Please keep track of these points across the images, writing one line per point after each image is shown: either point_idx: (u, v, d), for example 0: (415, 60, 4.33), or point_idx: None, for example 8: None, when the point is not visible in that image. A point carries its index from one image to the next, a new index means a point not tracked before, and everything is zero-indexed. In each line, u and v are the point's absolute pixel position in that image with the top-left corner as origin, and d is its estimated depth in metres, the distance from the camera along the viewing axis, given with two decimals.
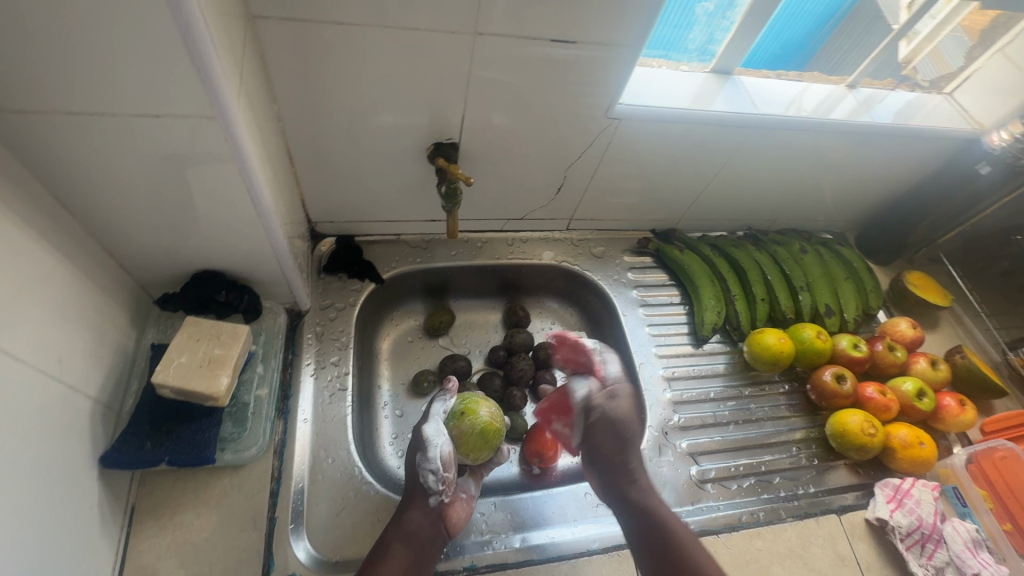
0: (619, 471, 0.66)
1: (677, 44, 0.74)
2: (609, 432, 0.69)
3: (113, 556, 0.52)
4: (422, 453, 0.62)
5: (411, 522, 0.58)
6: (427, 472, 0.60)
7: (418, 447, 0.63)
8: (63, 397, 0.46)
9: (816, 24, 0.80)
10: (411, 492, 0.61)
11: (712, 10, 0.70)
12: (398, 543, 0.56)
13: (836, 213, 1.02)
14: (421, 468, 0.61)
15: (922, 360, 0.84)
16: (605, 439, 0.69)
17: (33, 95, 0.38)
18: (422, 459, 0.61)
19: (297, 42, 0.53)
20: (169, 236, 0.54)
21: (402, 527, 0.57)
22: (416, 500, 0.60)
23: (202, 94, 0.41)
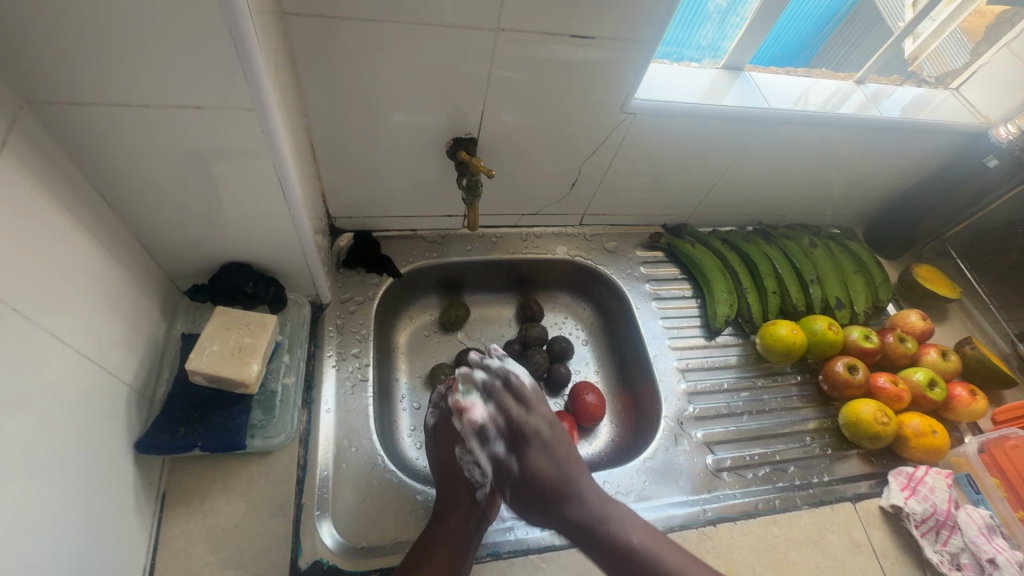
0: (558, 496, 0.58)
1: (689, 43, 0.76)
2: (544, 452, 0.61)
3: (147, 539, 0.53)
4: (460, 447, 0.64)
5: (454, 518, 0.58)
6: (471, 467, 0.62)
7: (454, 440, 0.65)
8: (102, 381, 0.47)
9: (816, 26, 0.82)
10: (449, 486, 0.62)
11: (725, 8, 0.71)
12: (444, 540, 0.56)
13: (844, 208, 1.03)
14: (464, 463, 0.63)
15: (933, 351, 0.85)
16: (542, 460, 0.60)
17: (83, 86, 0.39)
18: (464, 451, 0.64)
19: (326, 38, 0.55)
20: (201, 228, 0.55)
21: (446, 524, 0.58)
22: (461, 493, 0.61)
23: (243, 86, 0.42)
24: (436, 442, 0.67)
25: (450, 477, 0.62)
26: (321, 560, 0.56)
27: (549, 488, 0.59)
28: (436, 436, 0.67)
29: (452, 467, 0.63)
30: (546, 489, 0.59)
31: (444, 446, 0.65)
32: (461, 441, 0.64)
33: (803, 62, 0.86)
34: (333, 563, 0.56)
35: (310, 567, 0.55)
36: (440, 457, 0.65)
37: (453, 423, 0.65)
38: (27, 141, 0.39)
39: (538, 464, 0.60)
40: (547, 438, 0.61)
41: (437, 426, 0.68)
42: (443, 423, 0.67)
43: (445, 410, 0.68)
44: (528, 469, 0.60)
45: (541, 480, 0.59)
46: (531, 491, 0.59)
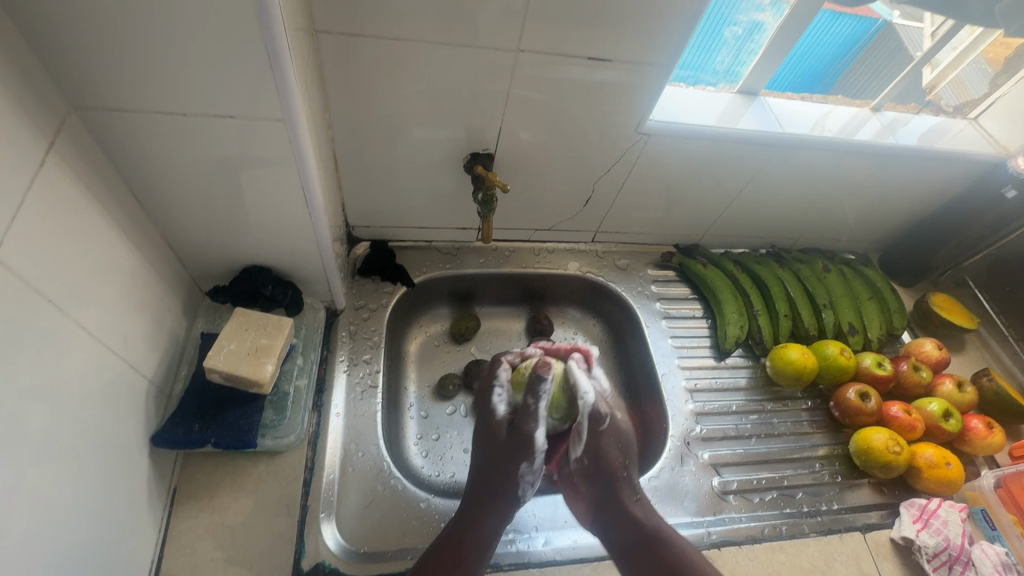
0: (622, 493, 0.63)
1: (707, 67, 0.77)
2: (615, 448, 0.65)
3: (156, 532, 0.54)
4: (528, 463, 0.61)
5: (495, 527, 0.59)
6: (526, 484, 0.62)
7: (523, 454, 0.61)
8: (123, 374, 0.48)
9: (836, 54, 0.83)
10: (499, 489, 0.61)
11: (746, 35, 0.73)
12: (484, 556, 0.57)
13: (860, 234, 1.03)
14: (522, 480, 0.62)
15: (948, 382, 0.84)
16: (611, 455, 0.65)
17: (126, 95, 0.42)
18: (528, 467, 0.62)
19: (352, 54, 0.57)
20: (226, 231, 0.57)
21: (487, 535, 0.58)
22: (508, 493, 0.61)
23: (273, 97, 0.44)
24: (497, 440, 0.63)
25: (502, 479, 0.61)
26: (323, 563, 0.56)
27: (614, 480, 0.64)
28: (501, 439, 0.63)
29: (510, 472, 0.61)
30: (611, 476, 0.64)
31: (508, 450, 0.61)
32: (533, 455, 0.61)
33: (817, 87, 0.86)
34: (334, 566, 0.57)
35: (313, 569, 0.56)
36: (499, 456, 0.62)
37: (534, 434, 0.61)
38: (73, 143, 0.41)
39: (614, 450, 0.65)
40: (617, 430, 0.67)
41: (508, 423, 0.63)
42: (517, 427, 0.61)
43: (525, 411, 0.61)
44: (596, 459, 0.65)
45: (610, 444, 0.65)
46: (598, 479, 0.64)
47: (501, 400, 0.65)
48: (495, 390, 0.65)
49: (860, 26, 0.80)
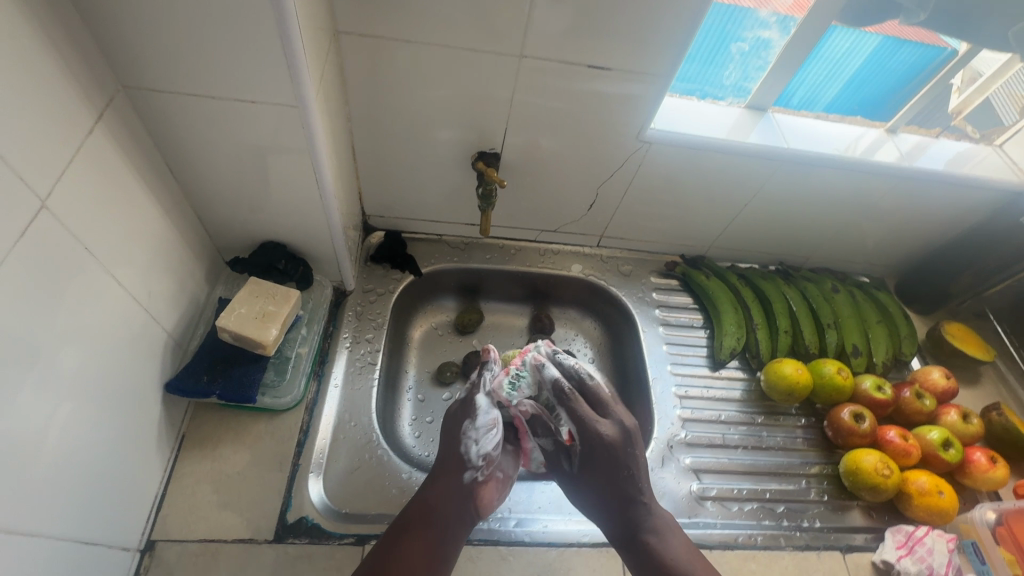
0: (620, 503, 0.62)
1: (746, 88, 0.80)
2: (607, 462, 0.63)
3: (162, 472, 0.60)
4: (470, 421, 0.66)
5: (443, 499, 0.60)
6: (470, 442, 0.65)
7: (466, 413, 0.67)
8: (145, 325, 0.55)
9: (897, 83, 0.83)
10: (448, 463, 0.64)
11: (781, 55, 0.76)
12: (429, 527, 0.57)
13: (876, 256, 1.01)
14: (466, 437, 0.65)
15: (953, 412, 0.81)
16: (598, 469, 0.63)
17: (164, 78, 0.48)
18: (472, 426, 0.66)
19: (370, 53, 0.62)
20: (247, 207, 0.63)
21: (430, 501, 0.60)
22: (452, 472, 0.63)
23: (289, 87, 0.50)
24: (450, 415, 0.69)
25: (450, 451, 0.65)
26: (306, 518, 0.61)
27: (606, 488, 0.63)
28: (452, 412, 0.69)
29: (456, 437, 0.66)
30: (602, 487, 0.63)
31: (456, 417, 0.68)
32: (473, 414, 0.66)
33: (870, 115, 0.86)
34: (316, 522, 0.61)
35: (296, 522, 0.61)
36: (449, 429, 0.67)
37: (477, 397, 0.67)
38: (118, 117, 0.48)
39: (611, 458, 0.63)
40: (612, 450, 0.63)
41: (460, 397, 0.70)
42: (465, 395, 0.69)
43: (476, 387, 0.69)
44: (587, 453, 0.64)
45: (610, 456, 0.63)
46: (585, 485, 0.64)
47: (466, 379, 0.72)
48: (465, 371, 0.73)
49: (926, 56, 0.79)
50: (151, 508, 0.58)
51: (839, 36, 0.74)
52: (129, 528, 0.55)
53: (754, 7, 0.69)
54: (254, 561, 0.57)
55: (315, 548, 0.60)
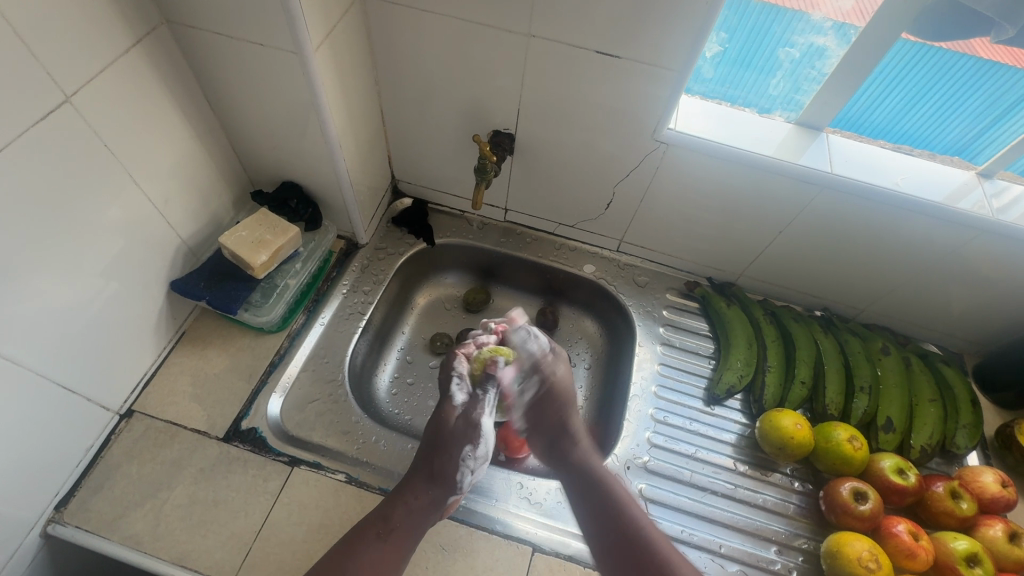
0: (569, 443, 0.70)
1: (930, 138, 0.72)
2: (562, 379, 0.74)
3: (158, 356, 0.70)
4: (470, 447, 0.64)
5: (423, 511, 0.60)
6: (465, 472, 0.63)
7: (466, 438, 0.64)
8: (160, 227, 0.64)
9: None
10: (432, 473, 0.62)
11: (977, 107, 0.67)
12: (408, 538, 0.58)
13: (954, 326, 0.85)
14: (461, 463, 0.63)
15: (998, 526, 0.65)
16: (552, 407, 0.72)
17: (194, 16, 0.56)
18: (470, 454, 0.64)
19: (392, 20, 0.66)
20: (269, 145, 0.71)
21: (411, 509, 0.59)
22: (440, 489, 0.61)
23: (289, 35, 0.55)
24: (443, 429, 0.65)
25: (438, 469, 0.62)
26: (256, 428, 0.68)
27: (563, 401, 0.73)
28: (446, 430, 0.65)
29: (445, 459, 0.63)
30: (557, 401, 0.72)
31: (453, 434, 0.65)
32: (473, 442, 0.64)
33: (971, 161, 0.73)
34: (263, 434, 0.67)
35: (247, 429, 0.67)
36: (440, 445, 0.64)
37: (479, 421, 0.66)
38: (156, 45, 0.57)
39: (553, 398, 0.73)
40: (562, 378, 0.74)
41: (461, 412, 0.67)
42: (468, 415, 0.67)
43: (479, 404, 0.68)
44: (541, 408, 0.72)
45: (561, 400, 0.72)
46: (546, 408, 0.72)
47: (460, 387, 0.70)
48: (453, 381, 0.70)
49: None
50: (139, 383, 0.68)
51: None
52: (114, 393, 0.65)
53: (806, 9, 0.62)
54: (201, 451, 0.65)
55: (253, 456, 0.65)
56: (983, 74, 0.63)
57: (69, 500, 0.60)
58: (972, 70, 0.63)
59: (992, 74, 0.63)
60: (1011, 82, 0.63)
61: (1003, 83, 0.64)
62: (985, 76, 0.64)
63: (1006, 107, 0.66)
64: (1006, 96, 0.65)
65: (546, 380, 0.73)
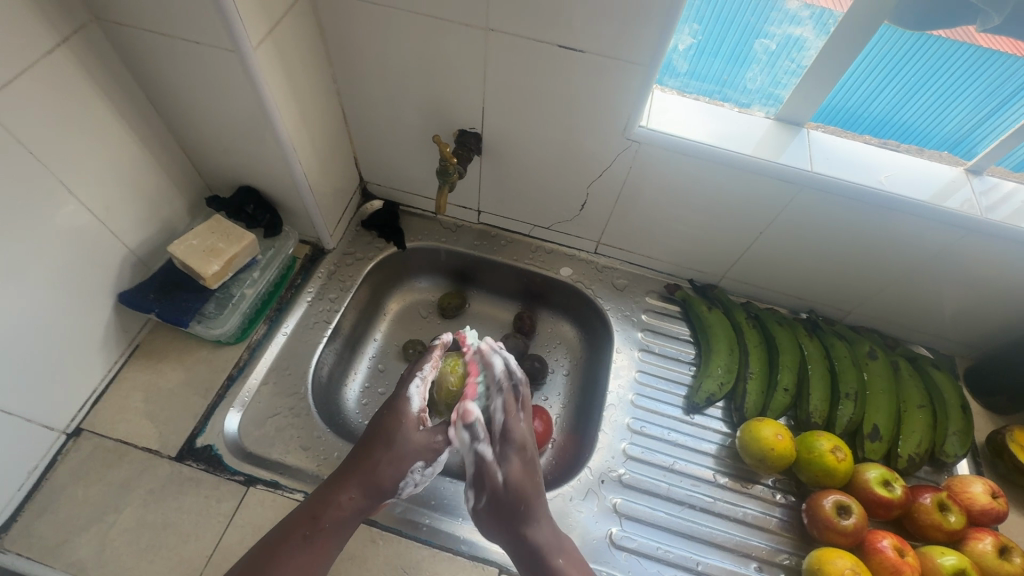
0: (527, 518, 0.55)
1: (925, 130, 0.68)
2: (524, 466, 0.56)
3: (109, 371, 0.67)
4: (422, 468, 0.57)
5: (359, 513, 0.55)
6: (409, 484, 0.58)
7: (420, 456, 0.57)
8: (104, 237, 0.61)
9: None
10: (376, 481, 0.56)
11: (976, 97, 0.63)
12: (336, 535, 0.54)
13: (944, 327, 0.81)
14: (409, 476, 0.57)
15: (987, 539, 0.62)
16: (515, 473, 0.56)
17: (126, 15, 0.53)
18: (419, 469, 0.57)
19: (344, 17, 0.63)
20: (221, 148, 0.68)
21: (346, 510, 0.54)
22: (376, 501, 0.56)
23: (227, 34, 0.52)
24: (389, 430, 0.57)
25: (383, 477, 0.56)
26: (211, 446, 0.65)
27: (522, 504, 0.55)
28: (397, 439, 0.57)
29: (392, 465, 0.56)
30: (517, 505, 0.55)
31: (403, 454, 0.56)
32: (428, 459, 0.57)
33: (961, 156, 0.69)
34: (218, 452, 0.64)
35: (202, 447, 0.64)
36: (388, 453, 0.56)
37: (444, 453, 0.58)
38: (86, 45, 0.53)
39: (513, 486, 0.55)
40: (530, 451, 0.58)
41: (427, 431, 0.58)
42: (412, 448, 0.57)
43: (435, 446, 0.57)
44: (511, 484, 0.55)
45: (519, 503, 0.55)
46: (502, 511, 0.55)
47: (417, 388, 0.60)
48: (414, 382, 0.61)
49: None
50: (87, 400, 0.65)
51: None
52: (59, 413, 0.62)
53: None
54: (152, 471, 0.62)
55: (207, 476, 0.62)
56: (983, 62, 0.60)
57: (10, 526, 0.57)
58: (971, 59, 0.60)
59: (992, 62, 0.59)
60: (1012, 70, 0.59)
61: (1003, 72, 0.60)
62: (983, 66, 0.60)
63: (1007, 97, 0.62)
64: (1006, 85, 0.61)
65: (506, 473, 0.55)
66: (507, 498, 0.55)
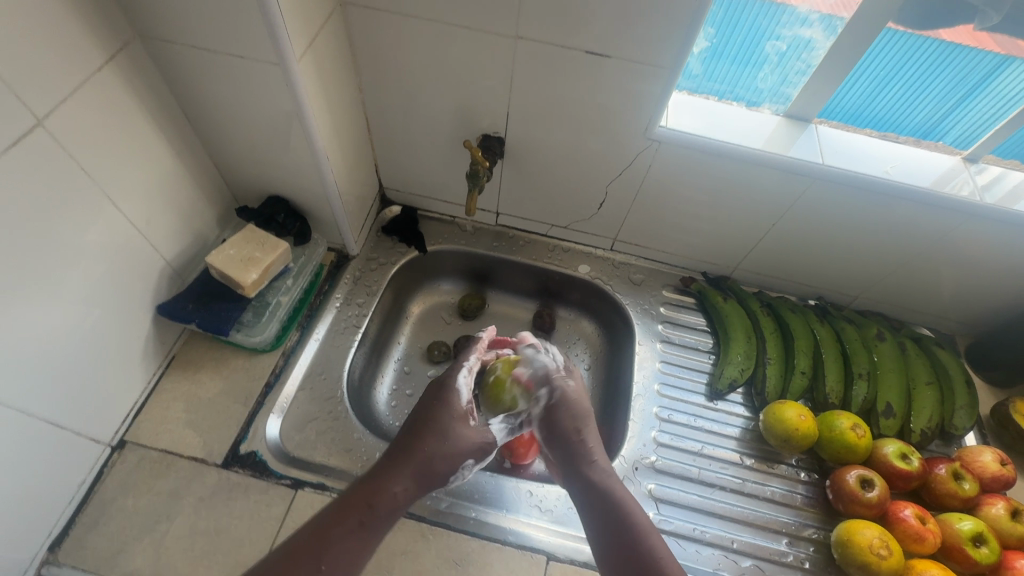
0: (579, 451, 0.61)
1: (898, 119, 0.73)
2: (564, 410, 0.65)
3: (147, 384, 0.68)
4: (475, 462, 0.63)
5: (411, 499, 0.56)
6: (460, 474, 0.62)
7: (471, 454, 0.62)
8: (144, 250, 0.62)
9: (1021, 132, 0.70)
10: (429, 470, 0.58)
11: (943, 86, 0.67)
12: (387, 523, 0.54)
13: (946, 308, 0.86)
14: (461, 470, 0.62)
15: (1000, 504, 0.66)
16: (565, 413, 0.64)
17: (169, 32, 0.54)
18: (470, 466, 0.63)
19: (374, 28, 0.65)
20: (252, 159, 0.69)
21: (400, 500, 0.55)
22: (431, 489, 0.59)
23: (272, 48, 0.53)
24: (439, 430, 0.60)
25: (434, 469, 0.58)
26: (255, 452, 0.66)
27: (574, 435, 0.63)
28: (446, 440, 0.60)
29: (442, 461, 0.59)
30: (565, 433, 0.63)
31: (456, 449, 0.60)
32: (478, 457, 0.63)
33: (958, 147, 0.73)
34: (263, 458, 0.65)
35: (246, 453, 0.65)
36: (437, 448, 0.59)
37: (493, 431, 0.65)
38: (130, 62, 0.54)
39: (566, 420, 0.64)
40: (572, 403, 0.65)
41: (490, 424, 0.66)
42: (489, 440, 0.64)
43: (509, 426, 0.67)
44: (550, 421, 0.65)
45: (569, 425, 0.63)
46: (557, 434, 0.63)
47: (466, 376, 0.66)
48: (461, 371, 0.67)
49: None
50: (129, 413, 0.65)
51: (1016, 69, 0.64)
52: (104, 426, 0.62)
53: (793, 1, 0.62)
54: (200, 479, 0.63)
55: (255, 481, 0.64)
56: (949, 55, 0.64)
57: (62, 539, 0.58)
58: (938, 50, 0.64)
59: (958, 53, 0.64)
60: (976, 60, 0.64)
61: (969, 62, 0.64)
62: (949, 57, 0.64)
63: (974, 86, 0.67)
64: (971, 74, 0.66)
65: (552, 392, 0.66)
66: (558, 419, 0.64)
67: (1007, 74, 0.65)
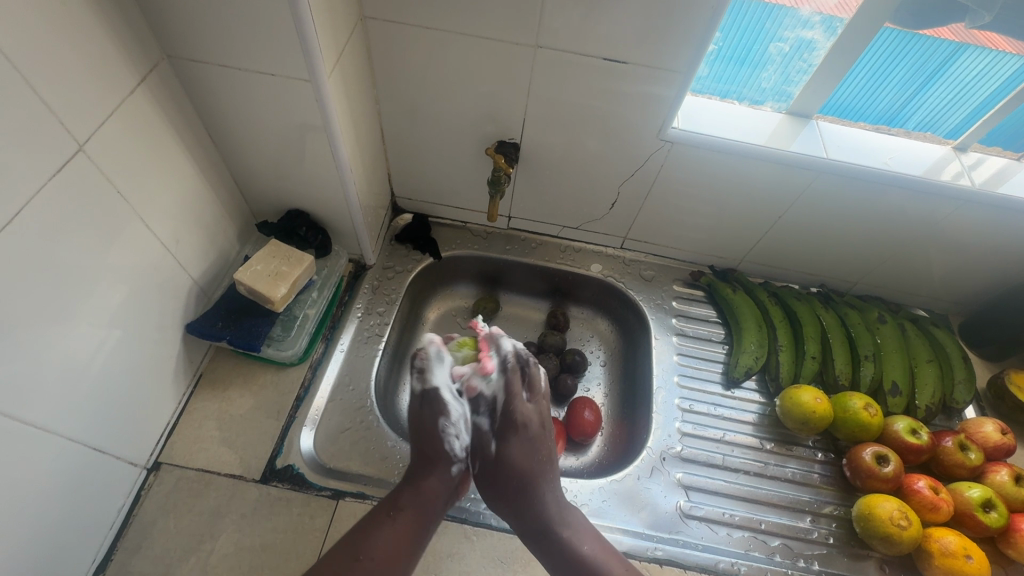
0: (529, 490, 0.59)
1: (862, 108, 0.76)
2: (523, 445, 0.60)
3: (177, 403, 0.68)
4: (445, 419, 0.60)
5: (438, 500, 0.58)
6: (451, 438, 0.60)
7: (437, 412, 0.60)
8: (172, 269, 0.62)
9: (969, 114, 0.75)
10: (426, 456, 0.60)
11: (902, 74, 0.71)
12: (419, 515, 0.56)
13: (940, 290, 0.91)
14: (444, 433, 0.60)
15: (1004, 471, 0.71)
16: (518, 452, 0.59)
17: (196, 51, 0.54)
18: (450, 426, 0.60)
19: (393, 40, 0.66)
20: (273, 173, 0.69)
21: (427, 494, 0.57)
22: (439, 468, 0.59)
23: (303, 64, 0.54)
24: (416, 416, 0.62)
25: (428, 449, 0.60)
26: (292, 466, 0.66)
27: (519, 476, 0.59)
28: (419, 416, 0.61)
29: (428, 438, 0.60)
30: (517, 476, 0.59)
31: (423, 418, 0.61)
32: (449, 412, 0.60)
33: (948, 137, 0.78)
34: (300, 471, 0.66)
35: (283, 467, 0.66)
36: (421, 432, 0.61)
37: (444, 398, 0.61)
38: (155, 82, 0.55)
39: (508, 478, 0.59)
40: (533, 432, 0.61)
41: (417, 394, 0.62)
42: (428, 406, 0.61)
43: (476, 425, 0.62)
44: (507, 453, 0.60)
45: (513, 464, 0.59)
46: (500, 471, 0.59)
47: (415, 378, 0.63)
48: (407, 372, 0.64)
49: (1006, 89, 0.71)
50: (162, 434, 0.65)
51: (968, 58, 0.68)
52: (140, 448, 0.62)
53: (794, 5, 0.65)
54: (240, 496, 0.63)
55: (295, 495, 0.64)
56: (908, 44, 0.68)
57: (107, 564, 0.58)
58: (897, 40, 0.67)
59: (915, 44, 0.67)
60: (931, 50, 0.68)
61: (924, 51, 0.68)
62: (906, 47, 0.68)
63: (929, 73, 0.71)
64: (927, 64, 0.69)
65: (501, 446, 0.60)
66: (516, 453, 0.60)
67: (957, 60, 0.68)
